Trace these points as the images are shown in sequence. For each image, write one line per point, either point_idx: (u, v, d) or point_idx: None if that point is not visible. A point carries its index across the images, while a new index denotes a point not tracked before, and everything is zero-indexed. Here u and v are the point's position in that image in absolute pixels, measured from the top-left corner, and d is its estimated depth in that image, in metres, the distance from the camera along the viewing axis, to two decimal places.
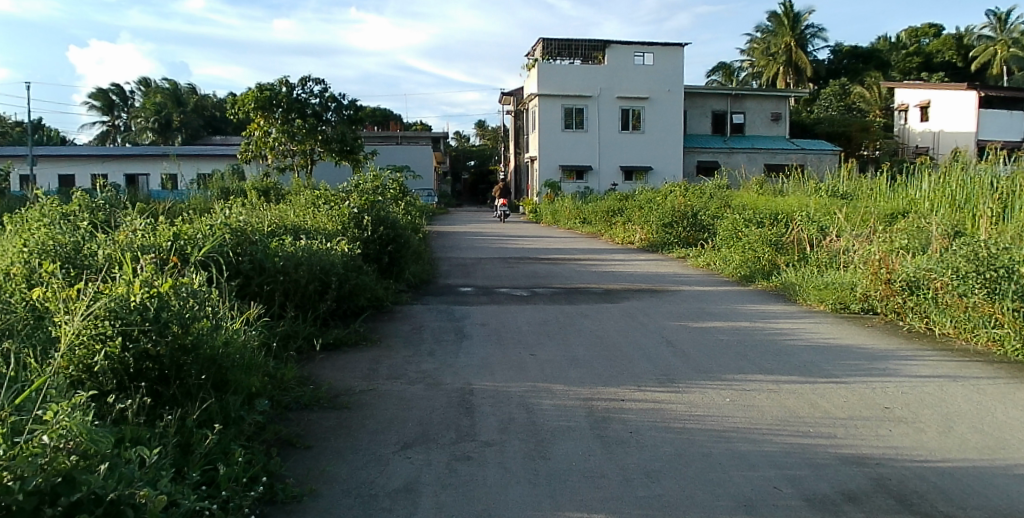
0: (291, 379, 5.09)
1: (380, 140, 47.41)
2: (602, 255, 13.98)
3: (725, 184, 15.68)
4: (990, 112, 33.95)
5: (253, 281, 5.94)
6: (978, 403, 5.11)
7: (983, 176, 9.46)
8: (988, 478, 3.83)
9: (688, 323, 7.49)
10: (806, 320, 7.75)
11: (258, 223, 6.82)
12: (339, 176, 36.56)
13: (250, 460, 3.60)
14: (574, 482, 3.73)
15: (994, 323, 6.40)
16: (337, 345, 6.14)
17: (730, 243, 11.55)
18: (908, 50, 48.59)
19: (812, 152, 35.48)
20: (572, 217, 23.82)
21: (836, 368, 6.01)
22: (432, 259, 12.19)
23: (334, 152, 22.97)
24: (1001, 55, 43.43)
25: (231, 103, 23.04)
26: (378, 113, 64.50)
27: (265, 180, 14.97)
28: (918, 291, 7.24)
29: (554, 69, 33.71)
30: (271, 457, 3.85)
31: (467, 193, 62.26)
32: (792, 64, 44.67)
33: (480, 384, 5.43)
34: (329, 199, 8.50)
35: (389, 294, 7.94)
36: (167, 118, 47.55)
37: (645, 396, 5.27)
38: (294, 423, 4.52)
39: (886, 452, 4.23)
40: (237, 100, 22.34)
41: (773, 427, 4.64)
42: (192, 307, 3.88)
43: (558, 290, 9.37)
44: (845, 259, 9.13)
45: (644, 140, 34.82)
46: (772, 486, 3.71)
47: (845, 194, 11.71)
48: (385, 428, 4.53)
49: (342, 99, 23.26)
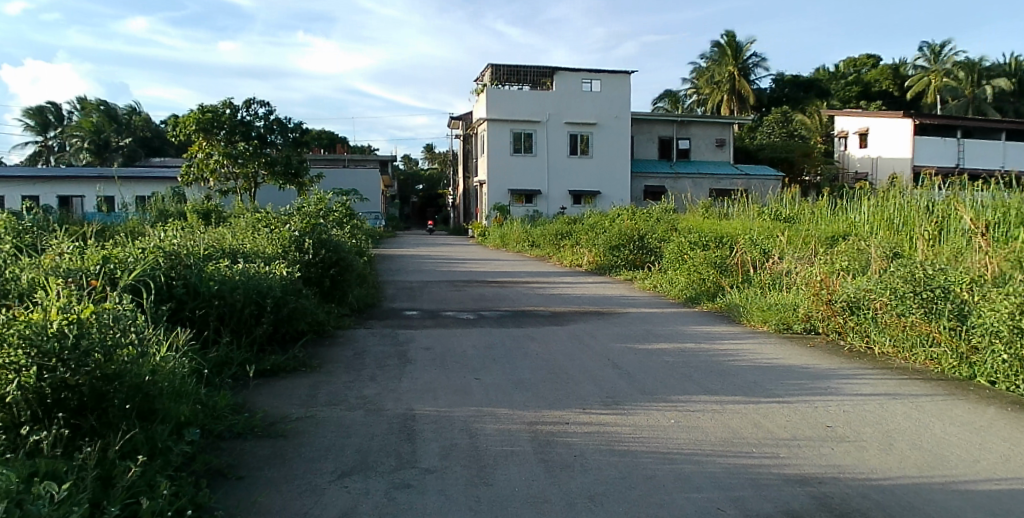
0: (224, 406, 4.95)
1: (327, 163, 47.07)
2: (548, 278, 13.95)
3: (671, 207, 15.95)
4: (923, 140, 34.91)
5: (186, 306, 5.73)
6: (916, 420, 5.24)
7: (919, 200, 9.83)
8: (928, 493, 3.90)
9: (634, 345, 7.50)
10: (749, 340, 7.85)
11: (194, 246, 6.60)
12: (283, 198, 36.37)
13: (176, 492, 3.46)
14: (514, 508, 3.67)
15: (931, 342, 6.61)
16: (274, 372, 5.97)
17: (676, 264, 11.64)
18: (847, 79, 50.28)
19: (756, 178, 36.22)
20: (520, 240, 23.99)
21: (779, 388, 6.10)
22: (376, 283, 12.05)
23: (278, 175, 22.72)
24: (935, 85, 45.47)
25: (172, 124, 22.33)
26: (326, 135, 64.33)
27: (206, 202, 14.70)
28: (859, 311, 7.45)
29: (502, 95, 34.01)
30: (199, 489, 3.71)
31: (416, 216, 63.45)
32: (735, 93, 45.96)
33: (422, 409, 5.36)
34: (270, 223, 8.30)
35: (331, 319, 7.78)
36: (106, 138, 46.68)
37: (590, 418, 5.26)
38: (225, 452, 4.39)
39: (829, 471, 4.26)
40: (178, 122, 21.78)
41: (717, 448, 4.67)
42: (115, 333, 3.79)
43: (505, 313, 9.33)
44: (787, 281, 9.25)
45: (594, 164, 35.29)
46: (715, 508, 3.71)
47: (787, 216, 12.02)
48: (321, 456, 4.43)
49: (288, 123, 23.19)
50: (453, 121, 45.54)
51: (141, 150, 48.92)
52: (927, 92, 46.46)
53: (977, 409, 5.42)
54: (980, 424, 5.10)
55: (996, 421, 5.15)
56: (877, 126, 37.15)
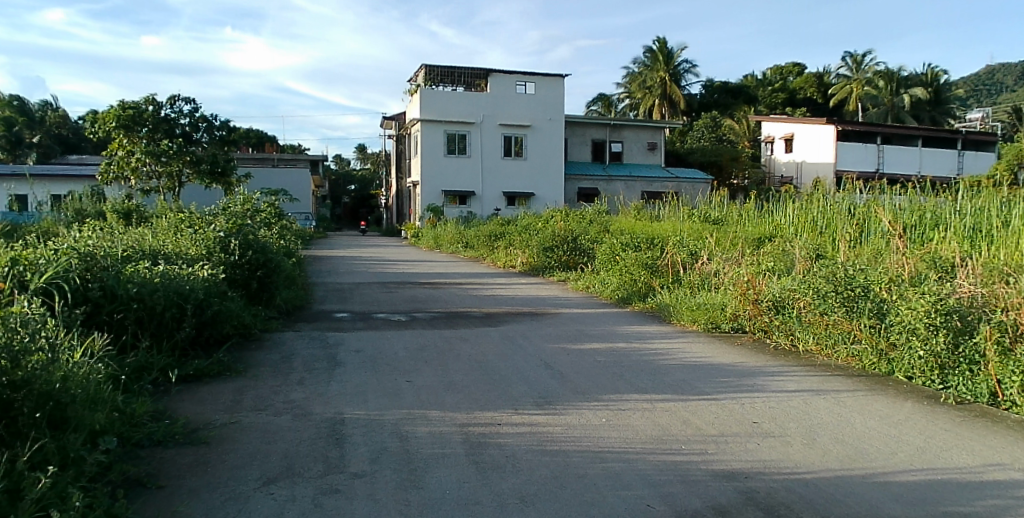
0: (143, 414, 4.78)
1: (256, 162, 45.84)
2: (480, 279, 13.97)
3: (604, 209, 16.18)
4: (846, 146, 36.45)
5: (103, 310, 5.52)
6: (837, 415, 5.46)
7: (841, 203, 10.26)
8: (847, 486, 4.07)
9: (566, 346, 7.58)
10: (678, 339, 8.04)
11: (111, 247, 6.35)
12: (211, 198, 35.33)
13: (90, 504, 3.31)
14: (446, 511, 3.66)
15: (852, 339, 6.91)
16: (197, 377, 5.80)
17: (608, 265, 11.82)
18: (773, 85, 52.15)
19: (686, 181, 37.06)
20: (454, 241, 23.93)
21: (707, 385, 6.26)
22: (305, 284, 11.83)
23: (204, 174, 22.05)
24: (857, 93, 47.49)
25: (91, 121, 21.56)
26: (254, 134, 62.91)
27: (125, 202, 14.21)
28: (784, 310, 7.72)
29: (436, 96, 33.82)
30: (116, 500, 3.56)
31: (347, 217, 62.68)
32: (666, 98, 47.13)
33: (352, 413, 5.28)
34: (194, 223, 8.07)
35: (258, 322, 7.60)
36: (18, 134, 43.42)
37: (523, 419, 5.29)
38: (144, 461, 4.23)
39: (754, 466, 4.39)
40: (97, 118, 20.99)
41: (648, 446, 4.75)
42: (24, 339, 3.61)
43: (438, 315, 9.29)
44: (716, 281, 9.52)
45: (526, 167, 35.51)
46: (645, 505, 3.78)
47: (716, 218, 12.35)
48: (246, 463, 4.31)
49: (215, 120, 22.49)
50: (386, 121, 45.11)
51: (55, 146, 46.67)
52: (850, 100, 48.44)
53: (896, 404, 5.69)
54: (897, 418, 5.35)
55: (912, 415, 5.41)
56: (803, 132, 38.61)
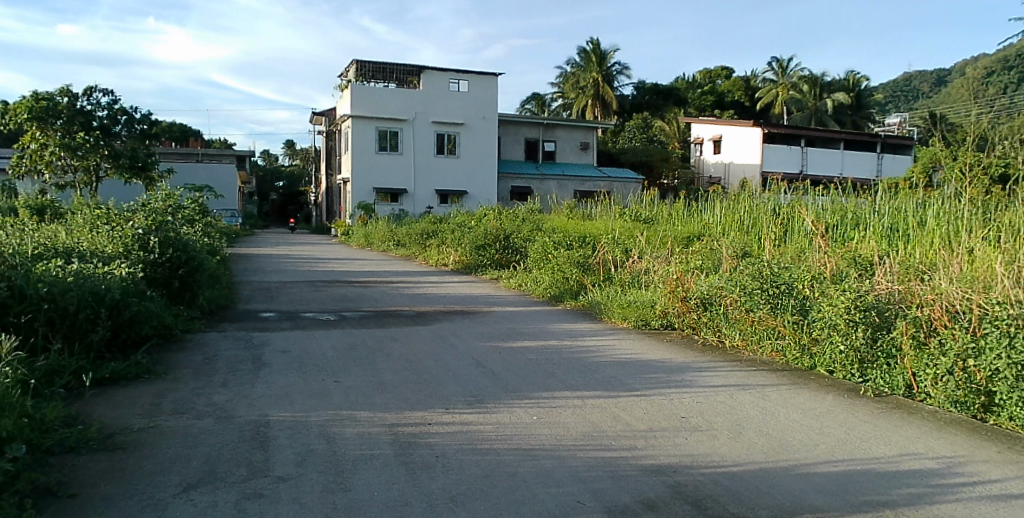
0: (53, 419, 4.57)
1: (180, 157, 44.04)
2: (411, 278, 13.89)
3: (536, 207, 16.30)
4: (772, 148, 37.81)
5: (10, 311, 5.25)
6: (760, 408, 5.67)
7: (766, 203, 10.63)
8: (768, 477, 4.25)
9: (497, 344, 7.61)
10: (609, 336, 8.20)
11: (18, 244, 6.04)
12: (131, 193, 33.83)
13: None
14: (374, 513, 3.64)
15: (775, 334, 7.20)
16: (114, 380, 5.58)
17: (540, 263, 11.97)
18: (703, 88, 53.56)
19: (617, 180, 37.57)
20: (385, 239, 23.67)
21: (637, 382, 6.39)
22: (229, 284, 11.51)
23: (123, 169, 21.12)
24: (782, 97, 49.59)
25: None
26: (178, 128, 60.63)
27: (35, 198, 13.52)
28: (712, 307, 7.97)
29: (367, 90, 33.38)
30: (24, 510, 3.39)
31: (275, 214, 61.17)
32: (599, 98, 47.71)
33: (278, 415, 5.18)
34: (111, 220, 7.76)
35: (179, 322, 7.37)
36: None
37: (454, 417, 5.30)
38: (56, 469, 4.04)
39: (682, 460, 4.52)
40: (7, 110, 19.92)
41: (578, 443, 4.83)
42: None
43: (368, 314, 9.19)
44: (646, 279, 9.75)
45: (459, 164, 35.48)
46: (575, 501, 3.85)
47: (646, 217, 12.61)
48: (165, 469, 4.18)
49: (135, 113, 21.64)
50: (316, 116, 44.11)
51: None
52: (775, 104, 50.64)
53: (818, 397, 5.95)
54: (818, 411, 5.60)
55: (832, 408, 5.67)
56: (731, 134, 39.83)
